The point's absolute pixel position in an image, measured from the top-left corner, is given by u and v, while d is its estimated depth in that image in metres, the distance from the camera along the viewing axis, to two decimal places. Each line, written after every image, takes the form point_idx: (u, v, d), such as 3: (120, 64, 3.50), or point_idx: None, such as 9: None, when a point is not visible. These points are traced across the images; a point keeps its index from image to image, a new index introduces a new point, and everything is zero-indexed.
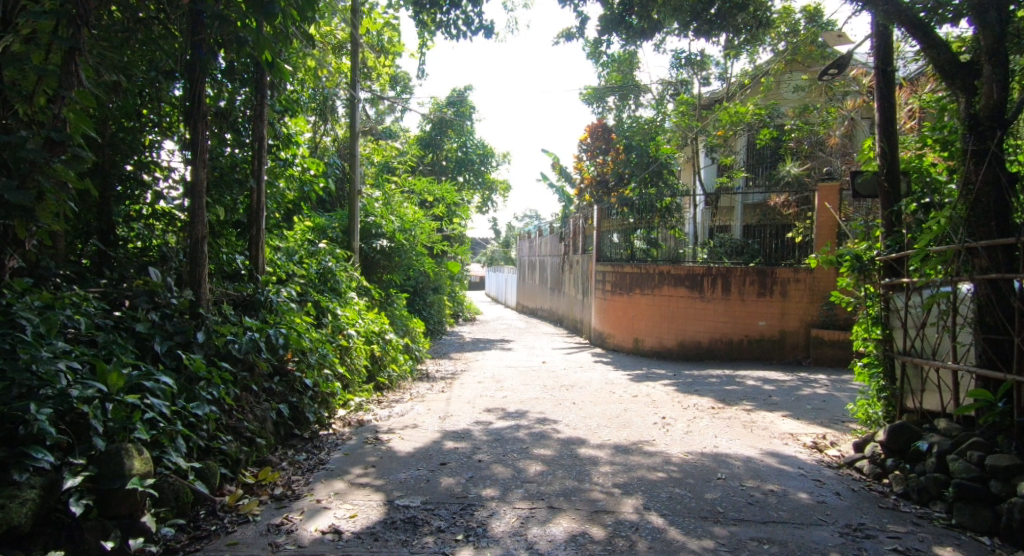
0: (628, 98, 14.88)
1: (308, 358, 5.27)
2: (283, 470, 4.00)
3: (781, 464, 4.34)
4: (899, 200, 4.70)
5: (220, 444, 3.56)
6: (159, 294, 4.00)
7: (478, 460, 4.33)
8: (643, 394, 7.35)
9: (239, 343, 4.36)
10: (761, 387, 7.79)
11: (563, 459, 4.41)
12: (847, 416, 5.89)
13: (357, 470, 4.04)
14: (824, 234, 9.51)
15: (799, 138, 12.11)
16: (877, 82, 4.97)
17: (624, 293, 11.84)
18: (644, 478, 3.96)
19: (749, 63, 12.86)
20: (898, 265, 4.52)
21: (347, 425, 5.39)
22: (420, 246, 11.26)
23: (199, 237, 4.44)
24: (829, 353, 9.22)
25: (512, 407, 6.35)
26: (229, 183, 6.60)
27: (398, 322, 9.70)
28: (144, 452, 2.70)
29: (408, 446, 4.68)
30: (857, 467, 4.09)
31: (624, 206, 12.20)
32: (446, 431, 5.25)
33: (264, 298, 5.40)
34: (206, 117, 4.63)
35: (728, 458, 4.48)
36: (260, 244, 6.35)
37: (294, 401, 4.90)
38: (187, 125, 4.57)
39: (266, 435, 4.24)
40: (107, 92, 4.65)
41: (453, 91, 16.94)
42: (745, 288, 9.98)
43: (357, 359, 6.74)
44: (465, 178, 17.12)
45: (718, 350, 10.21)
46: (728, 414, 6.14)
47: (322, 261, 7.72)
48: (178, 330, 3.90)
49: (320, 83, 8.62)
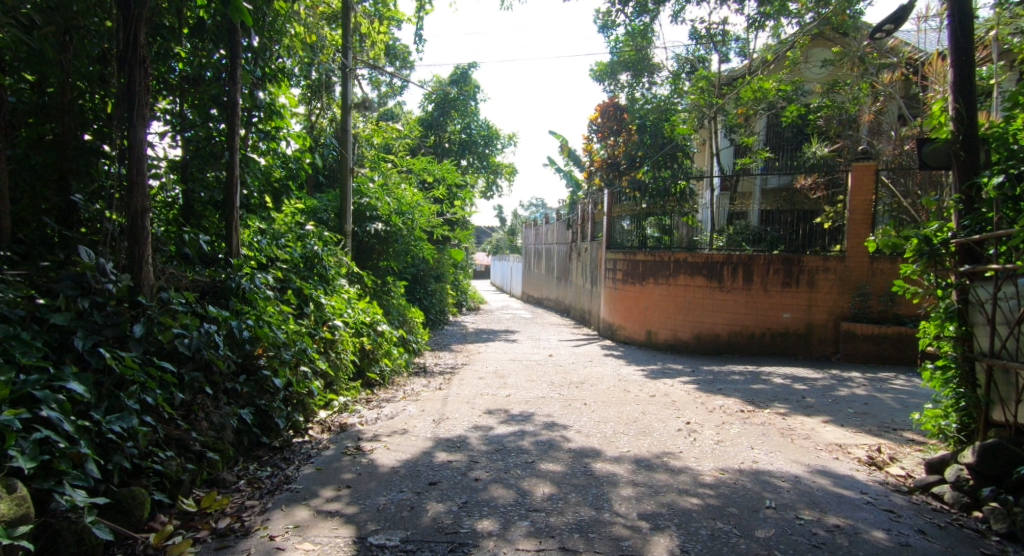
0: (642, 75, 13.95)
1: (282, 353, 4.56)
2: (237, 493, 3.30)
3: (837, 487, 3.62)
4: (979, 171, 3.94)
5: (153, 463, 2.89)
6: (87, 279, 3.21)
7: (475, 479, 3.61)
8: (661, 393, 6.65)
9: (190, 338, 3.58)
10: (791, 386, 7.04)
11: (576, 478, 3.69)
12: (899, 424, 5.15)
13: (327, 492, 3.33)
14: (858, 221, 8.69)
15: (826, 117, 11.23)
16: (951, 22, 4.10)
17: (637, 282, 11.10)
18: (676, 506, 3.25)
19: (771, 38, 11.94)
20: (978, 249, 3.81)
21: (326, 431, 4.67)
22: (419, 231, 10.54)
23: (138, 209, 3.63)
24: (861, 349, 8.39)
25: (515, 409, 5.64)
26: (207, 157, 5.80)
27: (393, 312, 8.97)
28: (18, 491, 2.09)
29: (392, 460, 3.97)
30: (934, 494, 3.41)
31: (635, 191, 11.43)
32: (439, 438, 4.54)
33: (236, 285, 4.70)
34: (146, 62, 3.66)
35: (771, 479, 3.76)
36: (236, 224, 5.64)
37: (262, 405, 4.19)
38: (121, 71, 3.60)
39: (222, 448, 3.55)
40: (54, 46, 3.91)
41: (457, 69, 16.05)
42: (769, 277, 9.22)
43: (345, 353, 5.98)
44: (469, 161, 16.35)
45: (737, 344, 9.47)
46: (760, 419, 5.42)
47: (308, 243, 6.96)
48: (110, 322, 3.17)
49: (313, 52, 7.88)
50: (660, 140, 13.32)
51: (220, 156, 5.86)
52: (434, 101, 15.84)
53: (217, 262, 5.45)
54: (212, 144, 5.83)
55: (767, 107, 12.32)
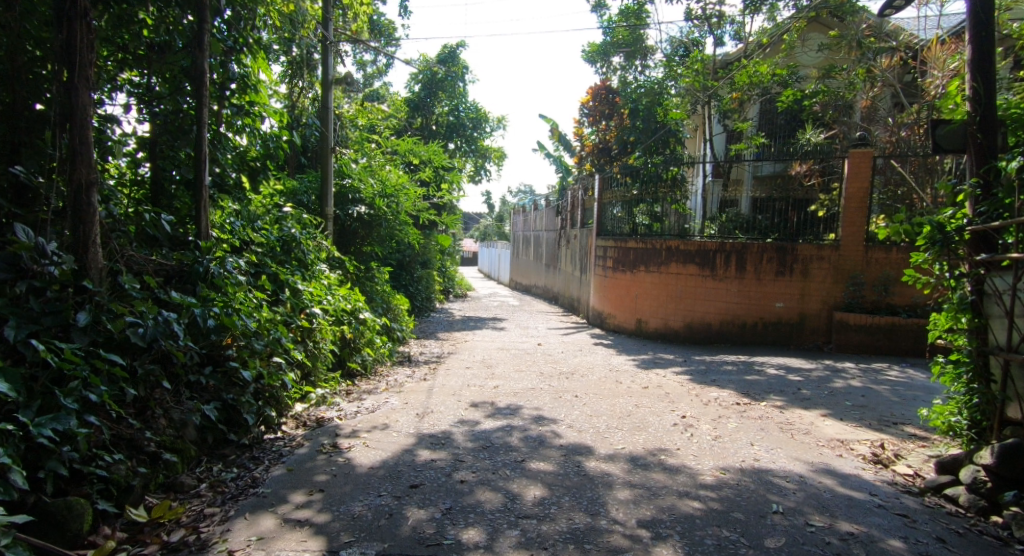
0: (636, 58, 13.62)
1: (254, 343, 4.25)
2: (196, 499, 3.02)
3: (845, 488, 3.39)
4: (997, 154, 3.70)
5: (97, 468, 2.61)
6: (24, 260, 2.90)
7: (460, 481, 3.35)
8: (653, 384, 6.43)
9: (145, 327, 3.25)
10: (786, 377, 6.85)
11: (568, 479, 3.44)
12: (900, 418, 4.97)
13: (298, 497, 3.05)
14: (853, 207, 8.49)
15: (822, 104, 10.86)
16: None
17: (627, 270, 10.85)
18: (678, 511, 3.02)
19: (768, 21, 11.68)
20: (995, 235, 3.56)
21: (300, 427, 4.40)
22: (404, 216, 10.18)
23: (82, 182, 3.24)
24: (853, 339, 8.22)
25: (502, 402, 5.38)
26: (176, 133, 5.35)
27: (376, 299, 8.65)
28: None
29: (371, 459, 3.69)
30: (947, 497, 3.22)
31: (627, 177, 11.17)
32: (423, 434, 4.27)
33: (204, 269, 4.35)
34: (88, 15, 3.21)
35: (775, 479, 3.53)
36: (206, 205, 5.19)
37: (229, 399, 3.88)
38: (57, 25, 3.16)
39: (182, 449, 3.28)
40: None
41: (445, 48, 15.63)
42: (762, 266, 9.02)
43: (323, 343, 5.67)
44: (456, 145, 15.98)
45: (728, 334, 9.29)
46: (757, 412, 5.20)
47: (285, 225, 6.58)
48: (50, 310, 2.88)
49: (294, 23, 7.46)
50: (652, 125, 13.02)
51: (189, 131, 5.40)
52: (421, 81, 15.39)
53: (187, 245, 5.09)
54: (180, 118, 5.39)
55: (761, 93, 12.04)
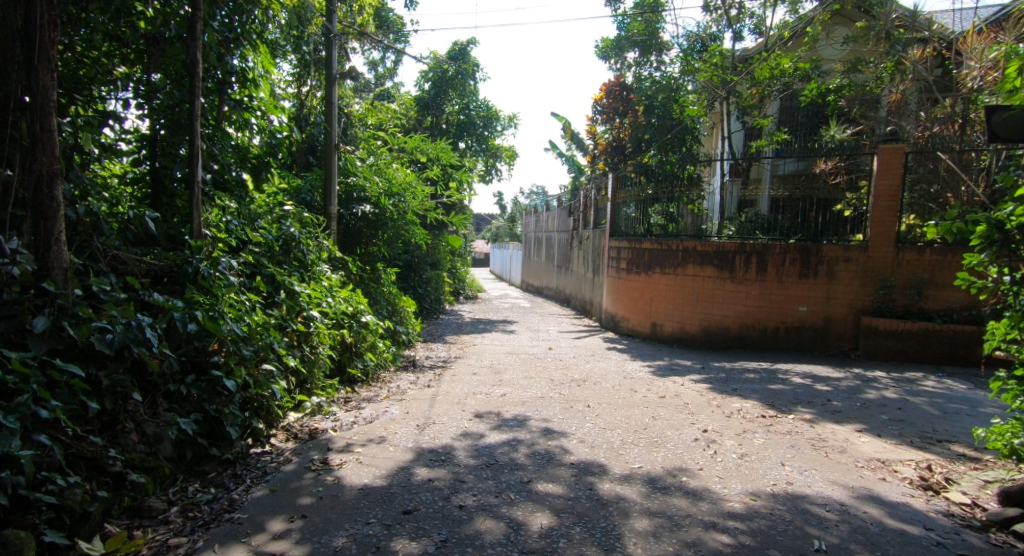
0: (650, 53, 13.15)
1: (242, 349, 3.92)
2: (163, 527, 2.70)
3: (894, 520, 3.00)
4: None
5: (46, 494, 2.33)
6: None
7: (459, 507, 3.00)
8: (671, 394, 6.05)
9: (115, 332, 2.95)
10: (813, 386, 6.44)
11: (579, 505, 3.08)
12: (944, 435, 4.56)
13: (276, 526, 2.72)
14: (883, 207, 8.04)
15: (848, 99, 10.48)
16: None
17: (641, 272, 10.44)
18: (706, 548, 2.64)
19: (789, 14, 11.27)
20: None
21: (291, 440, 4.09)
22: (412, 215, 9.84)
23: (43, 173, 2.99)
24: (883, 345, 7.77)
25: (509, 412, 5.03)
26: (175, 129, 4.95)
27: (381, 301, 8.35)
28: None
29: (364, 478, 3.36)
30: (1018, 534, 2.85)
31: (641, 175, 10.79)
32: (422, 449, 3.93)
33: (193, 270, 4.01)
34: None
35: (813, 507, 3.14)
36: (199, 204, 4.75)
37: (212, 411, 3.55)
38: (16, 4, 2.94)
39: (153, 467, 2.98)
40: None
41: (455, 45, 15.34)
42: (784, 268, 8.58)
43: (321, 348, 5.34)
44: (467, 143, 15.67)
45: (748, 338, 8.87)
46: (785, 427, 4.80)
47: (284, 224, 6.25)
48: (2, 314, 2.63)
49: (301, 15, 7.19)
50: (668, 122, 12.56)
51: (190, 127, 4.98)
52: (431, 79, 15.12)
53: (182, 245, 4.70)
54: (178, 112, 4.97)
55: (781, 88, 11.64)
